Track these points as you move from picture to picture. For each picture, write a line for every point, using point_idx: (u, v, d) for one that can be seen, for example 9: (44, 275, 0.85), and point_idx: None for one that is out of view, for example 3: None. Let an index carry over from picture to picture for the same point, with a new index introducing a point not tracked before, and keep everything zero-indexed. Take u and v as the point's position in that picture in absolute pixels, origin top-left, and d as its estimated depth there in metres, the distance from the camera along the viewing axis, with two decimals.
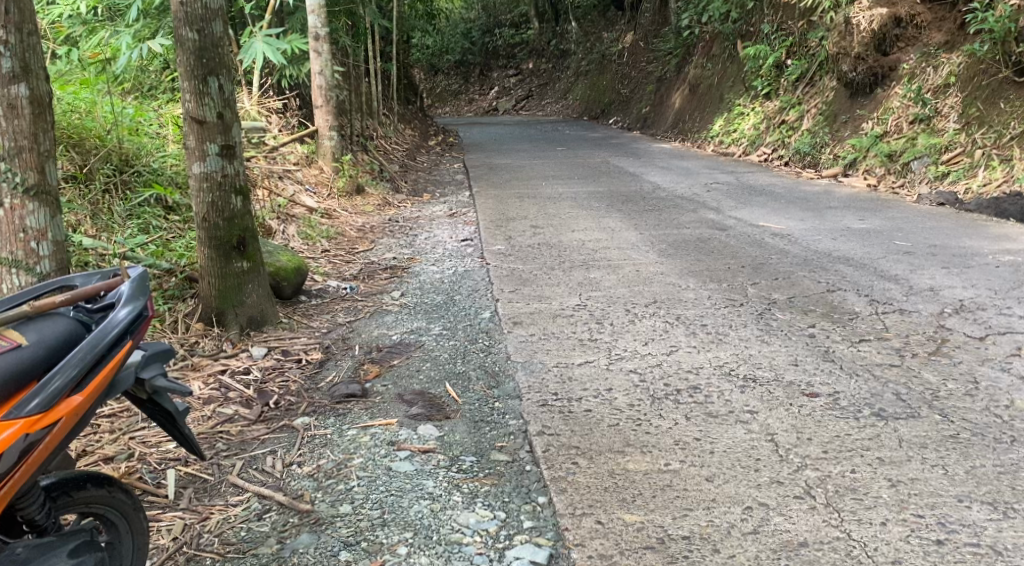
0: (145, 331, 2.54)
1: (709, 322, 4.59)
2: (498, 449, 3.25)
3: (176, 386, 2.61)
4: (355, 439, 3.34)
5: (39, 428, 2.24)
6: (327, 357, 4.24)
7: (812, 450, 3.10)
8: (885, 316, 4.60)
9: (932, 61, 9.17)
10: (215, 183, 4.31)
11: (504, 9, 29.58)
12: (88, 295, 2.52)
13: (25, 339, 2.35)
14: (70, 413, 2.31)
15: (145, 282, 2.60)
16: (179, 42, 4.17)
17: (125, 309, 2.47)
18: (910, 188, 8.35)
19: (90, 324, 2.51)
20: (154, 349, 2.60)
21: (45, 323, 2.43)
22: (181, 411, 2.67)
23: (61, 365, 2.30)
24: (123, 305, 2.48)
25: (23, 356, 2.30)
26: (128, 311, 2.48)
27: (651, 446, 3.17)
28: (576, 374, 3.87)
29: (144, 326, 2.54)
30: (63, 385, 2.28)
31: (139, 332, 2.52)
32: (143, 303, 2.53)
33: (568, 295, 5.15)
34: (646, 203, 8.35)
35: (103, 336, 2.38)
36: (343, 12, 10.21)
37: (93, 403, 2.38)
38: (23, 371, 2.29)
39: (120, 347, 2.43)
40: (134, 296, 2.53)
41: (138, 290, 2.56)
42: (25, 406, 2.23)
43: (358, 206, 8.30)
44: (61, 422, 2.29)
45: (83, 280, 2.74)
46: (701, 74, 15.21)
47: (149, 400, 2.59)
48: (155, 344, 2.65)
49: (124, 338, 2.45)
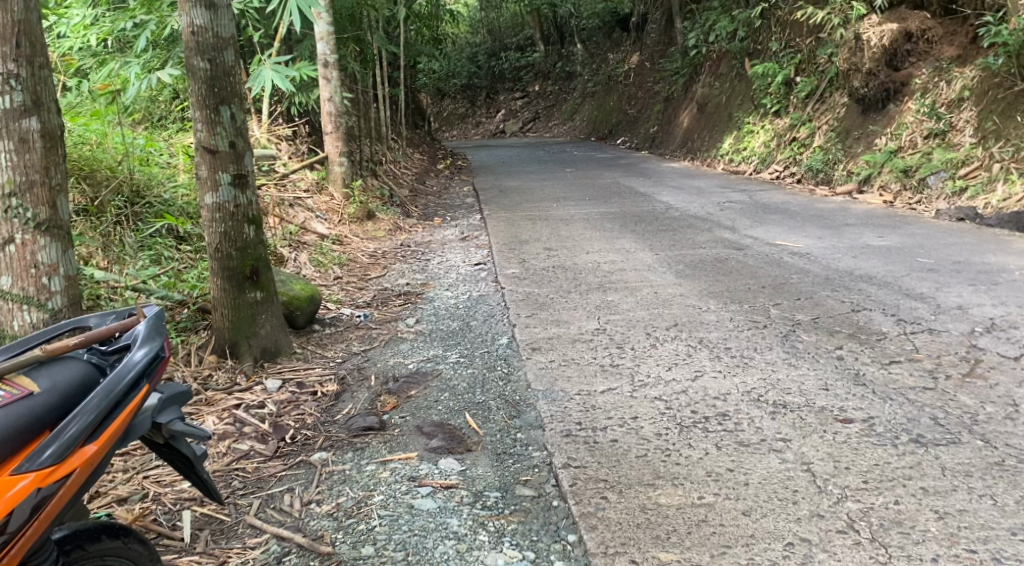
0: (163, 373, 2.46)
1: (732, 345, 4.47)
2: (523, 483, 3.15)
3: (194, 430, 2.52)
4: (375, 475, 3.24)
5: (52, 481, 2.17)
6: (343, 389, 4.14)
7: (852, 480, 2.98)
8: (914, 336, 4.49)
9: (945, 75, 9.10)
10: (228, 213, 4.26)
11: (509, 33, 29.74)
12: (102, 336, 2.46)
13: (37, 386, 2.29)
14: (85, 463, 2.24)
15: (162, 321, 2.53)
16: (191, 72, 4.13)
17: (141, 351, 2.39)
18: (928, 204, 8.23)
19: (105, 367, 2.45)
20: (171, 392, 2.52)
21: (59, 367, 2.38)
22: (199, 455, 2.58)
23: (75, 413, 2.23)
24: (139, 346, 2.41)
25: (35, 404, 2.25)
26: (144, 352, 2.40)
27: (682, 478, 3.06)
28: (599, 403, 3.76)
29: (161, 368, 2.46)
30: (77, 434, 2.22)
31: (157, 374, 2.43)
32: (159, 344, 2.46)
33: (586, 319, 5.06)
34: (660, 223, 8.26)
35: (118, 380, 2.31)
36: (351, 38, 10.22)
37: (109, 451, 2.31)
38: (35, 419, 2.23)
39: (137, 391, 2.35)
40: (150, 336, 2.45)
41: (154, 330, 2.49)
42: (37, 457, 2.17)
43: (369, 232, 8.23)
44: (75, 473, 2.22)
45: (97, 321, 2.70)
46: (709, 93, 15.17)
47: (166, 445, 2.51)
48: (173, 386, 2.57)
49: (141, 381, 2.38)
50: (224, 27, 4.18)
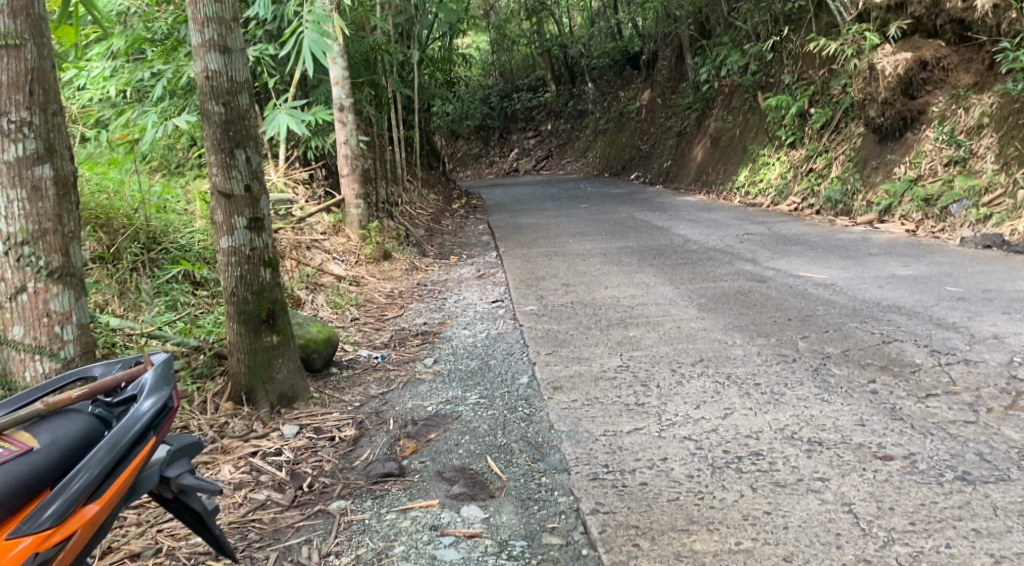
0: (170, 423, 2.48)
1: (761, 381, 4.33)
2: (549, 530, 3.02)
3: (204, 484, 2.54)
4: (395, 524, 3.11)
5: (52, 543, 2.18)
6: (362, 433, 4.03)
7: (898, 521, 2.84)
8: (950, 367, 4.35)
9: (962, 103, 9.01)
10: (244, 256, 4.19)
11: (521, 74, 30.00)
12: (108, 388, 2.46)
13: (36, 442, 2.29)
14: (86, 524, 2.25)
15: (170, 369, 2.54)
16: (206, 116, 4.09)
17: (147, 402, 2.41)
18: (952, 232, 8.07)
19: (110, 419, 2.45)
20: (180, 444, 2.57)
21: (60, 422, 2.38)
22: (211, 511, 2.59)
23: (78, 472, 2.24)
24: (146, 397, 2.42)
25: (35, 462, 2.25)
26: (151, 403, 2.42)
27: (717, 522, 2.92)
28: (626, 444, 3.63)
29: (168, 419, 2.49)
30: (79, 492, 2.23)
31: (163, 426, 2.46)
32: (167, 394, 2.47)
33: (608, 356, 4.93)
34: (678, 257, 8.16)
35: (123, 435, 2.33)
36: (366, 82, 10.28)
37: (113, 507, 2.33)
38: (35, 479, 2.24)
39: (142, 445, 2.38)
40: (157, 386, 2.46)
41: (162, 378, 2.50)
42: (38, 517, 2.18)
43: (386, 272, 8.17)
44: (76, 535, 2.23)
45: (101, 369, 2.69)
46: (723, 127, 15.14)
47: (176, 500, 2.52)
48: (182, 437, 2.62)
49: (147, 434, 2.40)
50: (239, 71, 4.15)
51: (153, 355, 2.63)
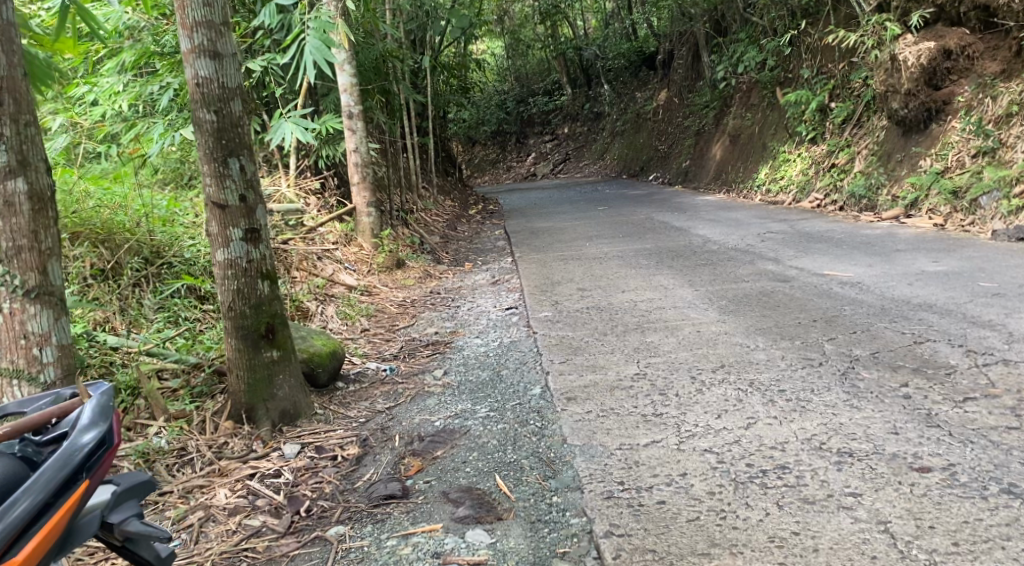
0: (109, 461, 2.39)
1: (786, 387, 4.10)
2: (559, 556, 2.82)
3: (152, 530, 2.47)
4: (396, 551, 2.93)
5: None
6: (366, 451, 3.85)
7: (938, 543, 2.62)
8: (988, 369, 4.12)
9: (990, 91, 8.71)
10: (240, 269, 4.03)
11: (537, 78, 29.81)
12: (36, 425, 2.41)
13: None
14: None
15: (109, 402, 2.44)
16: (198, 124, 3.94)
17: (81, 441, 2.32)
18: (982, 225, 7.78)
19: (36, 459, 2.37)
20: (128, 485, 2.49)
21: None
22: (163, 557, 2.54)
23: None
24: (79, 436, 2.33)
25: None
26: (86, 442, 2.33)
27: (740, 545, 2.71)
28: (642, 458, 3.42)
29: (107, 457, 2.39)
30: None
31: (100, 466, 2.37)
32: (105, 429, 2.37)
33: (625, 364, 4.71)
34: (698, 258, 7.91)
35: (48, 479, 2.24)
36: (377, 90, 10.12)
37: (40, 557, 2.23)
38: None
39: (72, 490, 2.29)
40: (93, 423, 2.37)
41: (102, 412, 2.40)
42: None
43: (399, 281, 8.00)
44: None
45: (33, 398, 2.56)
46: (742, 124, 14.85)
47: (123, 547, 2.45)
48: (132, 476, 2.54)
49: (79, 476, 2.31)
50: (231, 77, 3.99)
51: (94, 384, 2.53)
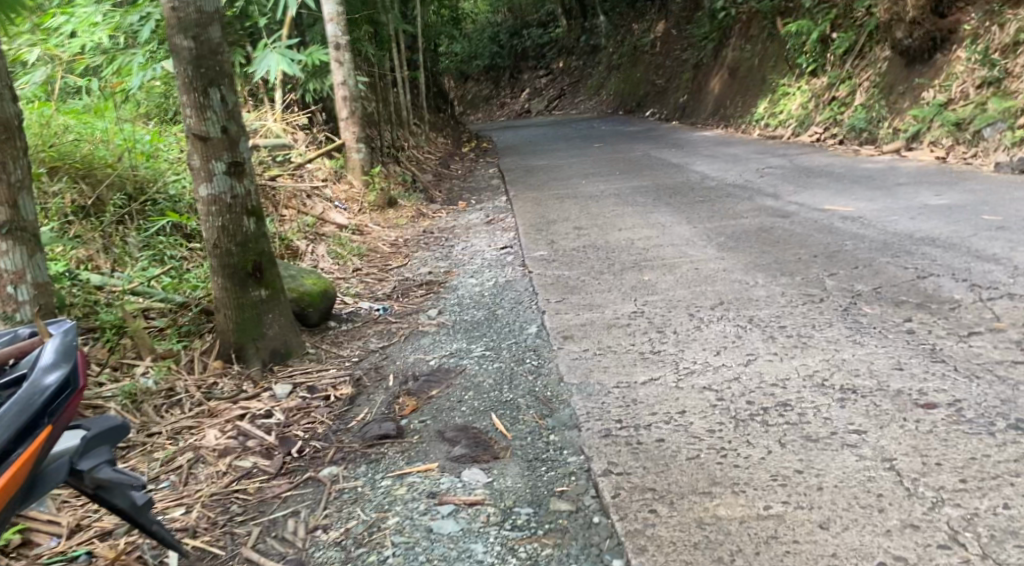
0: (75, 406, 2.19)
1: (787, 324, 4.01)
2: (558, 495, 2.75)
3: (120, 478, 2.32)
4: (390, 492, 2.87)
5: None
6: (359, 392, 3.77)
7: (946, 479, 2.54)
8: (993, 303, 4.04)
9: (997, 19, 8.47)
10: (225, 205, 3.91)
11: (531, 11, 29.13)
12: None
13: None
14: None
15: (72, 342, 2.26)
16: (175, 52, 3.77)
17: (46, 380, 2.13)
18: (985, 158, 7.64)
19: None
20: (98, 431, 2.34)
21: None
22: (140, 505, 2.39)
23: None
24: (43, 376, 2.13)
25: None
26: (52, 382, 2.13)
27: (742, 484, 2.64)
28: (641, 397, 3.35)
29: (73, 401, 2.19)
30: None
31: (65, 410, 2.16)
32: (70, 369, 2.19)
33: (622, 302, 4.62)
34: (696, 194, 7.77)
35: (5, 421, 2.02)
36: (364, 20, 9.90)
37: None
38: None
39: (33, 435, 2.07)
40: (57, 362, 2.18)
41: (64, 353, 2.22)
42: None
43: (391, 220, 7.86)
44: None
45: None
46: (741, 57, 14.53)
47: (95, 496, 2.29)
48: (103, 422, 2.39)
49: (41, 422, 2.10)
50: (208, 0, 3.81)
51: (54, 326, 2.37)
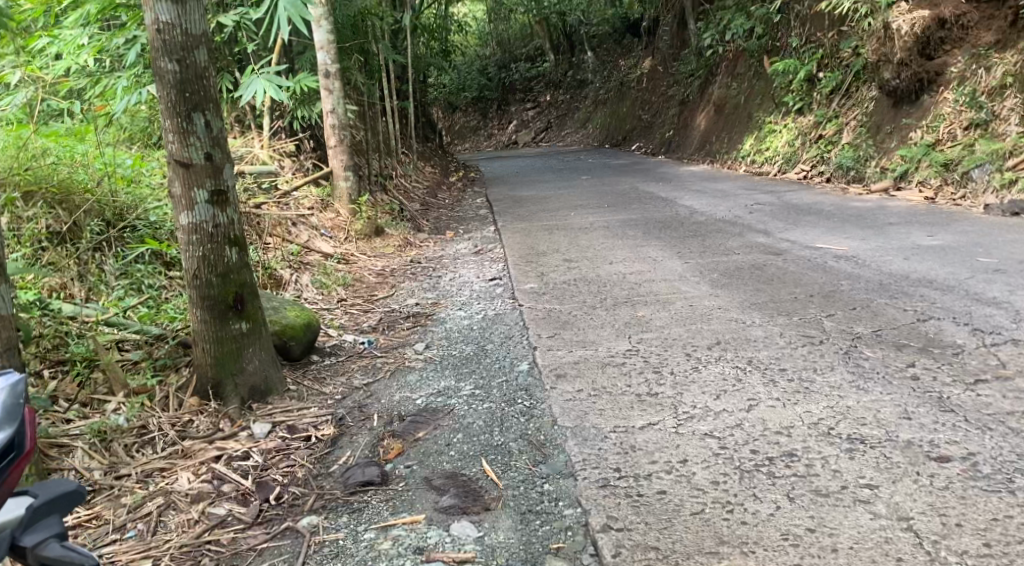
0: (16, 471, 2.12)
1: (787, 366, 3.88)
2: (554, 553, 2.63)
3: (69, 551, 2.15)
4: (373, 547, 2.71)
5: None
6: (341, 432, 3.59)
7: (969, 543, 2.46)
8: (997, 349, 3.93)
9: (983, 62, 8.50)
10: (206, 234, 3.75)
11: (519, 44, 29.27)
12: None
13: None
14: None
15: (18, 401, 2.15)
16: (159, 75, 3.63)
17: None
18: (974, 199, 7.61)
19: None
20: (49, 496, 2.20)
21: None
22: None
23: None
24: None
25: None
26: None
27: (752, 544, 2.54)
28: (639, 443, 3.21)
29: (14, 467, 2.12)
30: None
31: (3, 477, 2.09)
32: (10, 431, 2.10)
33: (615, 339, 4.48)
34: (687, 229, 7.68)
35: None
36: (354, 48, 9.82)
37: None
38: None
39: None
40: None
41: (8, 413, 2.13)
42: None
43: (378, 249, 7.70)
44: None
45: None
46: (727, 94, 14.55)
47: None
48: (60, 485, 2.26)
49: None
50: (194, 23, 3.67)
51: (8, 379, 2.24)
